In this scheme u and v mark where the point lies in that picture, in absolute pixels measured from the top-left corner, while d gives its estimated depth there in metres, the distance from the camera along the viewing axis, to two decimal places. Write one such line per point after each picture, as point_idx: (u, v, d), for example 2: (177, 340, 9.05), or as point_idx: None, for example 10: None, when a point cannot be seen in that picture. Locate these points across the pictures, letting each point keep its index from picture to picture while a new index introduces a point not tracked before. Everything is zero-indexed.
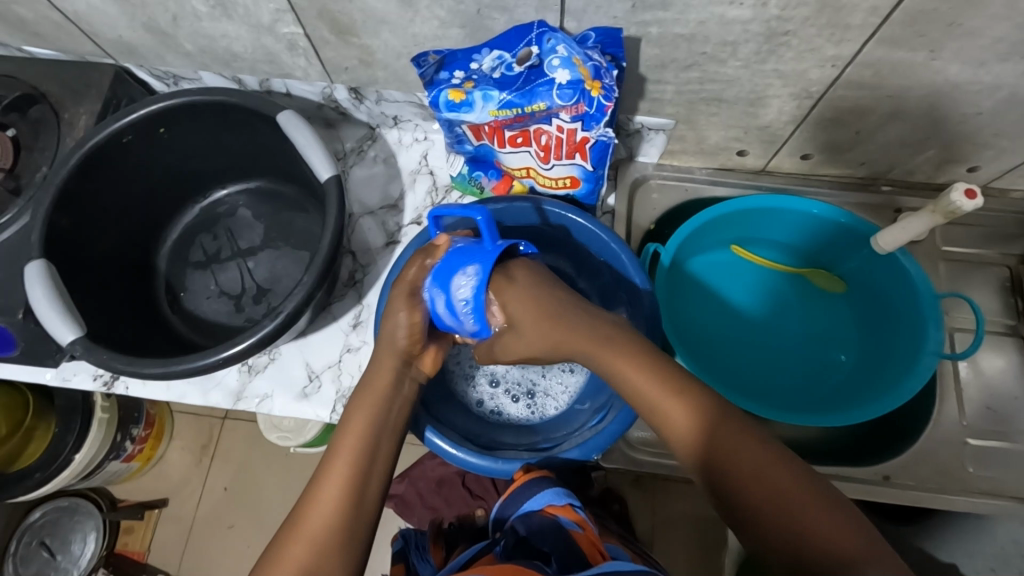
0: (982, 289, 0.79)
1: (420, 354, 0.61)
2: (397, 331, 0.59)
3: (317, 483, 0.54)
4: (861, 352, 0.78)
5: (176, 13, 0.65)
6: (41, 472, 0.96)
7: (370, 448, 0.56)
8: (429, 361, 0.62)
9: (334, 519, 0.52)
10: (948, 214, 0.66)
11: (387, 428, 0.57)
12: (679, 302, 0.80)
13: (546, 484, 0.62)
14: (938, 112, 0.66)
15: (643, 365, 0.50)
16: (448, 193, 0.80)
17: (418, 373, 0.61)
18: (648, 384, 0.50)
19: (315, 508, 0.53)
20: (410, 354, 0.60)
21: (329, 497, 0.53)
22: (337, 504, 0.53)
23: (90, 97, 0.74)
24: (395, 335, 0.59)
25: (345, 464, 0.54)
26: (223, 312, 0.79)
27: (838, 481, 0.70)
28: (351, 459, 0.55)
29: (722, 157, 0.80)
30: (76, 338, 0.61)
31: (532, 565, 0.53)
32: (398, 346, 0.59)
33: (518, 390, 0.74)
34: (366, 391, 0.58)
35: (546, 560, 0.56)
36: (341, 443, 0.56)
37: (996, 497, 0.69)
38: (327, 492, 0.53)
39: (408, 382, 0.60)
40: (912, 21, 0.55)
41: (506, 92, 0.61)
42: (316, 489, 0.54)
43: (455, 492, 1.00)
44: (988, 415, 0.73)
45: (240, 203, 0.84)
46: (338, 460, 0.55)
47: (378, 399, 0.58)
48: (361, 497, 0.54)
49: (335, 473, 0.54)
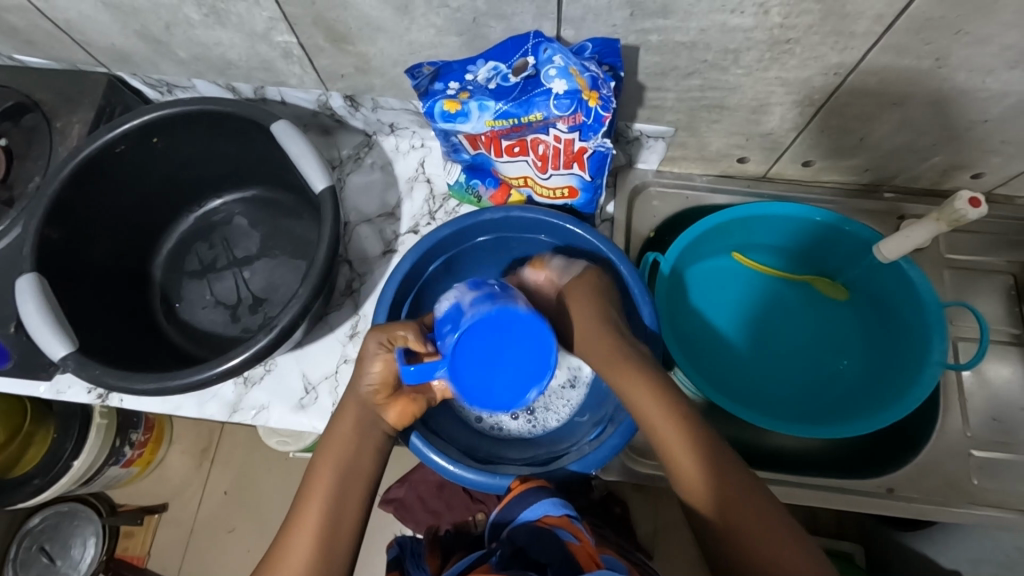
0: (987, 297, 0.78)
1: (388, 402, 0.60)
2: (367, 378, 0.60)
3: (295, 520, 0.55)
4: (865, 362, 0.77)
5: (168, 22, 0.64)
6: (41, 478, 0.97)
7: (343, 484, 0.57)
8: (396, 413, 0.60)
9: (312, 553, 0.53)
10: (952, 223, 0.65)
11: (359, 461, 0.58)
12: (680, 309, 0.79)
13: (543, 495, 0.61)
14: (944, 119, 0.65)
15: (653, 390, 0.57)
16: (446, 201, 0.79)
17: (383, 424, 0.60)
18: (649, 407, 0.57)
19: (295, 540, 0.54)
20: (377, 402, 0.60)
21: (305, 533, 0.54)
22: (315, 538, 0.54)
23: (84, 105, 0.73)
24: (362, 385, 0.60)
25: (320, 501, 0.56)
26: (219, 322, 0.78)
27: (842, 491, 0.69)
28: (325, 496, 0.56)
29: (723, 164, 0.79)
30: (69, 352, 0.60)
31: None
32: (363, 394, 0.60)
33: None
34: (334, 432, 0.60)
35: (541, 572, 0.55)
36: (315, 480, 0.57)
37: (1003, 509, 0.68)
38: (303, 530, 0.54)
39: (376, 431, 0.60)
40: (918, 29, 0.54)
41: (502, 102, 0.60)
42: (293, 526, 0.55)
43: (457, 497, 0.99)
44: (993, 425, 0.72)
45: (236, 211, 0.83)
46: (313, 499, 0.56)
47: (349, 437, 0.59)
48: (338, 532, 0.55)
49: (310, 509, 0.55)
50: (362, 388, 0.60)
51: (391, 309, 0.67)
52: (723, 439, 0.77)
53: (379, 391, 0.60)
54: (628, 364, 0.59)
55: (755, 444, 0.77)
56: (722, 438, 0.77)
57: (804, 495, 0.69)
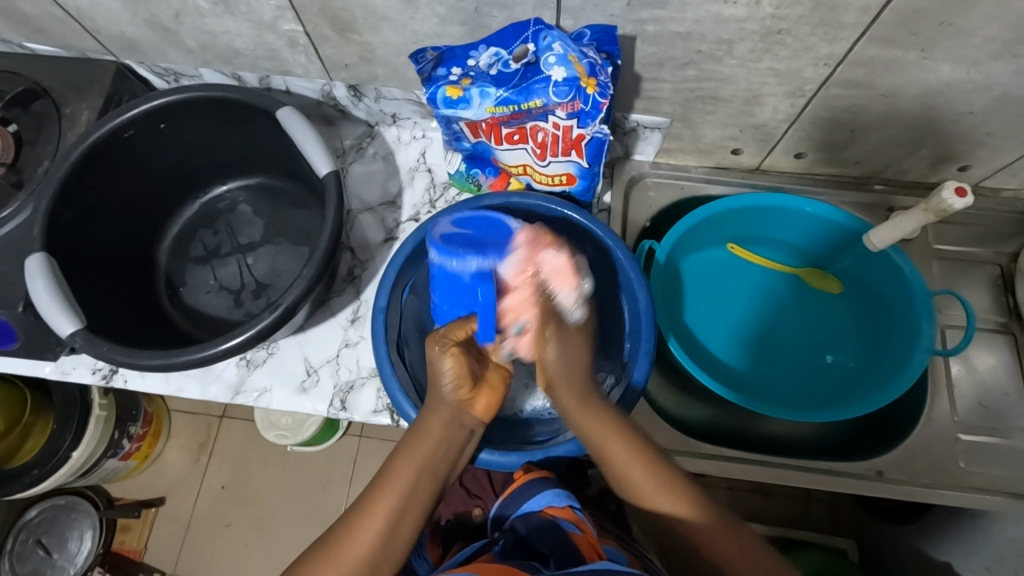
0: (975, 287, 0.80)
1: (472, 398, 0.62)
2: (443, 377, 0.61)
3: (361, 510, 0.54)
4: (856, 353, 0.79)
5: (178, 10, 0.66)
6: (39, 469, 0.96)
7: (414, 490, 0.56)
8: (482, 404, 0.63)
9: (371, 548, 0.52)
10: (939, 213, 0.67)
11: (432, 474, 0.58)
12: (674, 298, 0.81)
13: (547, 486, 0.66)
14: (930, 110, 0.67)
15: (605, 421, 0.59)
16: (445, 190, 0.81)
17: (471, 419, 0.62)
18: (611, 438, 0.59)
19: (355, 534, 0.53)
20: (460, 402, 0.61)
21: (370, 528, 0.53)
22: (376, 538, 0.53)
23: (93, 92, 0.75)
24: (441, 387, 0.61)
25: (391, 496, 0.55)
26: (222, 307, 0.79)
27: (832, 475, 0.70)
28: (397, 493, 0.55)
29: (718, 155, 0.80)
30: (77, 329, 0.61)
31: (525, 565, 0.54)
32: (446, 395, 0.61)
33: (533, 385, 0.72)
34: (420, 435, 0.59)
35: (544, 562, 0.56)
36: (388, 478, 0.57)
37: (990, 491, 0.70)
38: (368, 524, 0.53)
39: (462, 430, 0.61)
40: (905, 20, 0.56)
41: (502, 88, 0.61)
42: (359, 514, 0.54)
43: (452, 492, 0.88)
44: (981, 411, 0.74)
45: (240, 199, 0.85)
46: (384, 493, 0.55)
47: (434, 443, 0.59)
48: (397, 537, 0.54)
49: (381, 505, 0.54)
50: (443, 388, 0.61)
51: (391, 291, 0.68)
52: (717, 425, 0.79)
53: (461, 387, 0.61)
54: (594, 410, 0.60)
55: (748, 430, 0.79)
56: (718, 425, 0.79)
57: (798, 478, 0.70)
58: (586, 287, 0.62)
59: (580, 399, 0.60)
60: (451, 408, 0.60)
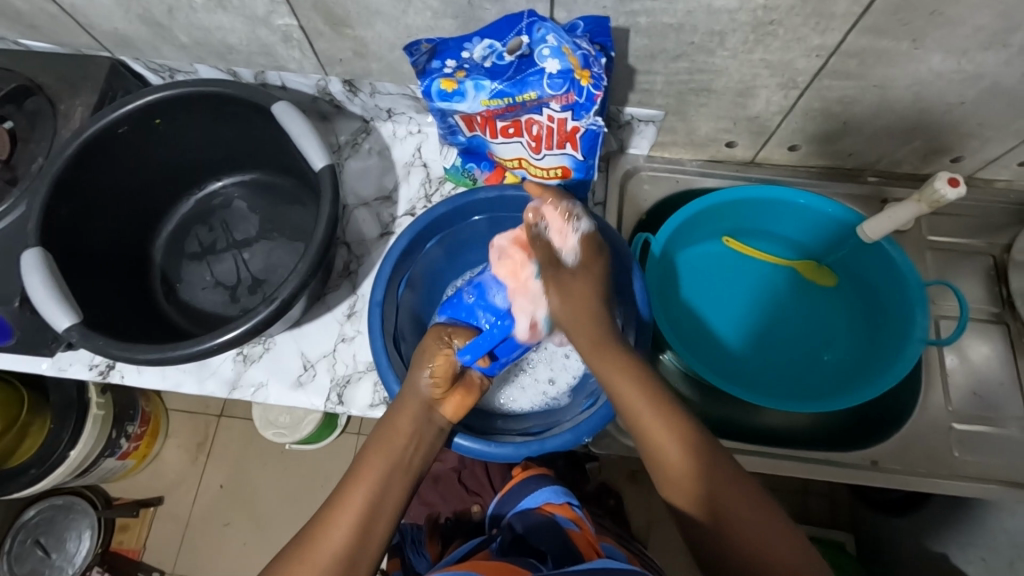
0: (968, 278, 0.80)
1: (445, 398, 0.61)
2: (421, 376, 0.60)
3: (333, 507, 0.54)
4: (850, 344, 0.79)
5: (171, 5, 0.66)
6: (37, 469, 0.96)
7: (386, 486, 0.56)
8: (453, 406, 0.61)
9: (345, 543, 0.52)
10: (932, 204, 0.67)
11: (403, 469, 0.57)
12: (669, 291, 0.81)
13: (546, 484, 0.68)
14: (921, 101, 0.68)
15: (625, 365, 0.58)
16: (441, 184, 0.81)
17: (441, 418, 0.60)
18: (627, 384, 0.57)
19: (327, 532, 0.52)
20: (434, 398, 0.60)
21: (342, 523, 0.53)
22: (348, 535, 0.52)
23: (87, 89, 0.75)
24: (419, 377, 0.60)
25: (363, 491, 0.55)
26: (219, 303, 0.80)
27: (827, 466, 0.70)
28: (369, 488, 0.55)
29: (712, 148, 0.81)
30: (73, 323, 0.61)
31: (525, 565, 0.54)
32: (423, 393, 0.60)
33: (537, 382, 0.74)
34: (390, 431, 0.58)
35: (542, 559, 0.56)
36: (360, 473, 0.56)
37: (983, 480, 0.70)
38: (340, 519, 0.53)
39: (432, 427, 0.60)
40: (894, 10, 0.56)
41: (497, 81, 0.62)
42: (331, 511, 0.54)
43: (451, 488, 0.88)
44: (975, 400, 0.75)
45: (236, 195, 0.85)
46: (354, 490, 0.55)
47: (399, 439, 0.58)
48: (373, 531, 0.53)
49: (352, 501, 0.54)
50: (420, 380, 0.60)
51: (387, 284, 0.68)
52: (712, 417, 0.79)
53: (438, 385, 0.60)
54: (611, 350, 0.59)
55: (743, 422, 0.79)
56: (713, 418, 0.79)
57: (798, 469, 0.70)
58: (584, 224, 0.62)
59: (595, 341, 0.60)
60: (423, 403, 0.59)
